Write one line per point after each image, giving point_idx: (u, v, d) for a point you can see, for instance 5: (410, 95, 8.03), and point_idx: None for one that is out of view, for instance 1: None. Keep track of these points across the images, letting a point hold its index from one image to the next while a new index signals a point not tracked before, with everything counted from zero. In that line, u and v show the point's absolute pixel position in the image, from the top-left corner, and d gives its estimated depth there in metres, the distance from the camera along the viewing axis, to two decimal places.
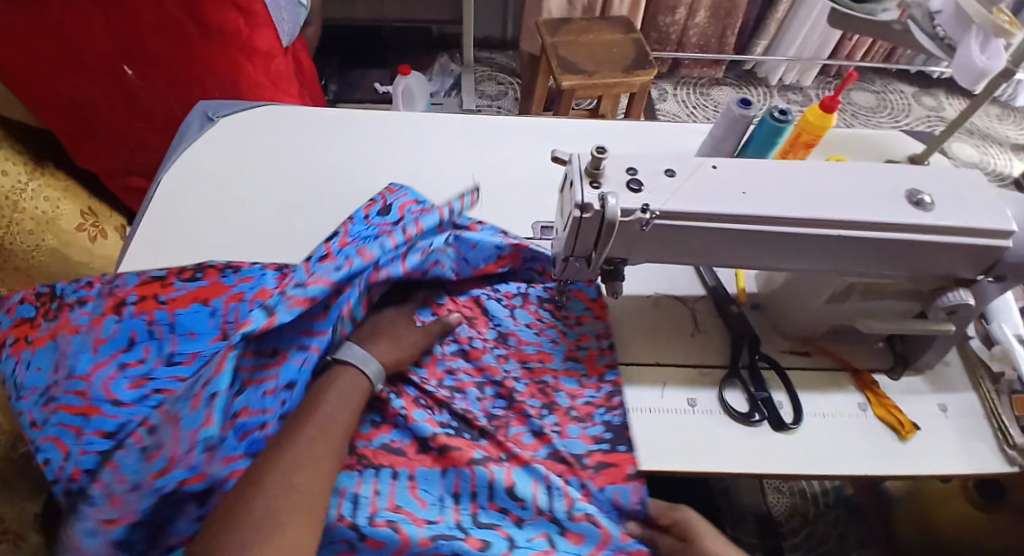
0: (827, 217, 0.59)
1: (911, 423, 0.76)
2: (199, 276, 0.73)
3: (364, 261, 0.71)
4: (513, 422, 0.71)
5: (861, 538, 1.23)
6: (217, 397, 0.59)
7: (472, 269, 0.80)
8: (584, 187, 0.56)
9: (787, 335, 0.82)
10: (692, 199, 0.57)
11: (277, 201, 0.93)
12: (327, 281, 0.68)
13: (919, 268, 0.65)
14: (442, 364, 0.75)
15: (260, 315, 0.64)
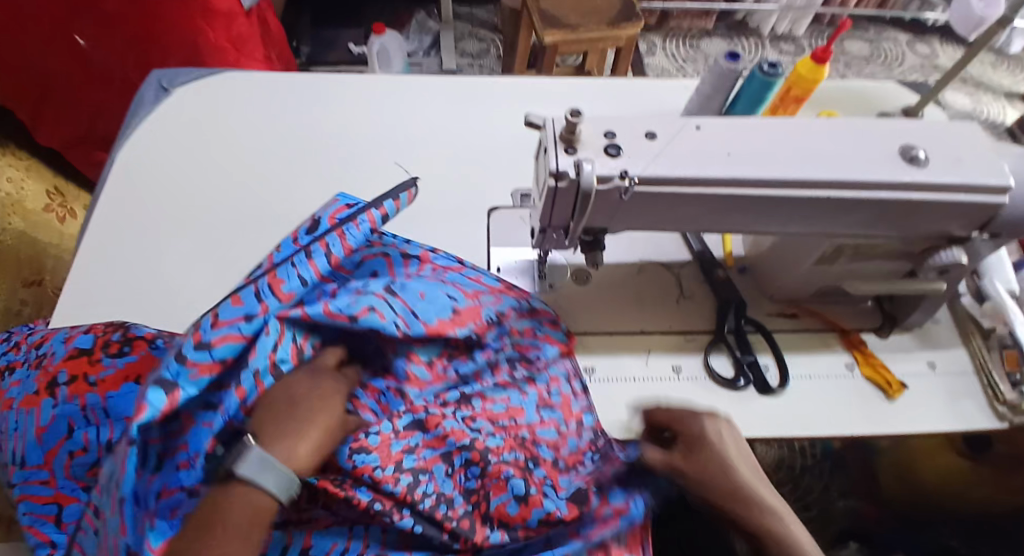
0: (817, 177, 0.56)
1: (899, 382, 0.76)
2: (127, 347, 0.58)
3: (280, 302, 0.52)
4: (494, 483, 0.56)
5: (843, 488, 1.27)
6: (127, 499, 0.42)
7: (422, 323, 0.58)
8: (559, 154, 0.53)
9: (774, 297, 0.80)
10: (674, 163, 0.54)
11: (246, 176, 0.90)
12: (236, 337, 0.48)
13: (910, 228, 0.63)
14: (395, 445, 0.52)
15: (153, 392, 0.43)
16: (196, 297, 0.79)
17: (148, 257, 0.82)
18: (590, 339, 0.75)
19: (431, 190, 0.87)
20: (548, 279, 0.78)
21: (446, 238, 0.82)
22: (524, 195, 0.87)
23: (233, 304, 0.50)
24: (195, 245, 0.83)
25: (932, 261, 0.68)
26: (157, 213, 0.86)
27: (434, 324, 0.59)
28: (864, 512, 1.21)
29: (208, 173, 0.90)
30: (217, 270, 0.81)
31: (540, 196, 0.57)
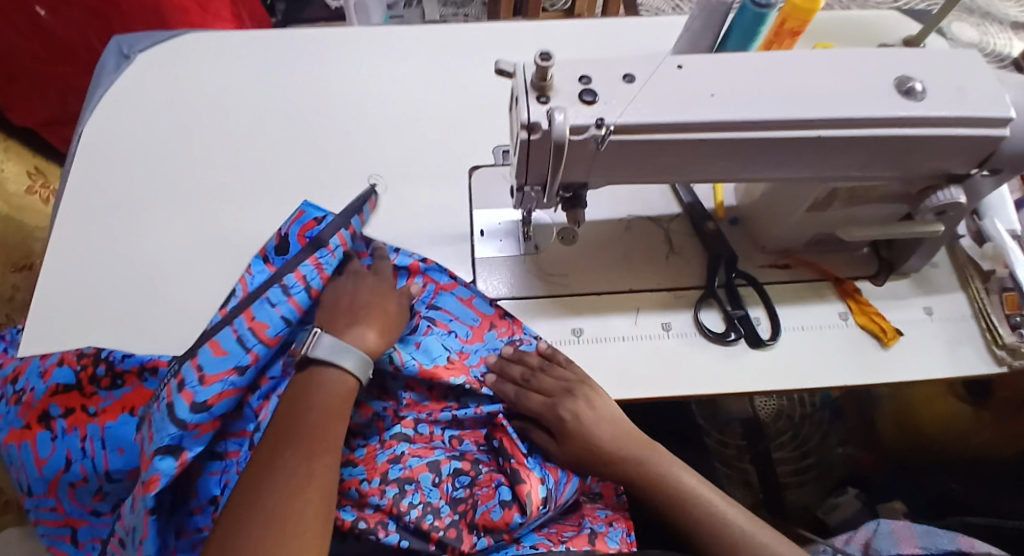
0: (808, 117, 0.53)
1: (894, 329, 0.74)
2: (119, 381, 0.63)
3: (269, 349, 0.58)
4: (481, 493, 0.61)
5: (843, 437, 1.27)
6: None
7: (417, 368, 0.64)
8: (529, 103, 0.50)
9: (766, 248, 0.77)
10: (653, 106, 0.50)
11: (217, 146, 0.86)
12: (231, 392, 0.56)
13: (905, 168, 0.60)
14: (381, 456, 0.62)
15: (160, 461, 0.51)
16: (174, 274, 0.76)
17: (122, 234, 0.80)
18: (576, 299, 0.73)
19: (409, 151, 0.84)
20: (532, 239, 0.76)
21: (426, 201, 0.79)
22: (505, 151, 0.83)
23: (217, 355, 0.55)
24: (169, 220, 0.80)
25: (927, 203, 0.65)
26: (127, 189, 0.83)
27: (430, 366, 0.64)
28: (862, 460, 1.23)
29: (177, 145, 0.86)
30: (193, 245, 0.78)
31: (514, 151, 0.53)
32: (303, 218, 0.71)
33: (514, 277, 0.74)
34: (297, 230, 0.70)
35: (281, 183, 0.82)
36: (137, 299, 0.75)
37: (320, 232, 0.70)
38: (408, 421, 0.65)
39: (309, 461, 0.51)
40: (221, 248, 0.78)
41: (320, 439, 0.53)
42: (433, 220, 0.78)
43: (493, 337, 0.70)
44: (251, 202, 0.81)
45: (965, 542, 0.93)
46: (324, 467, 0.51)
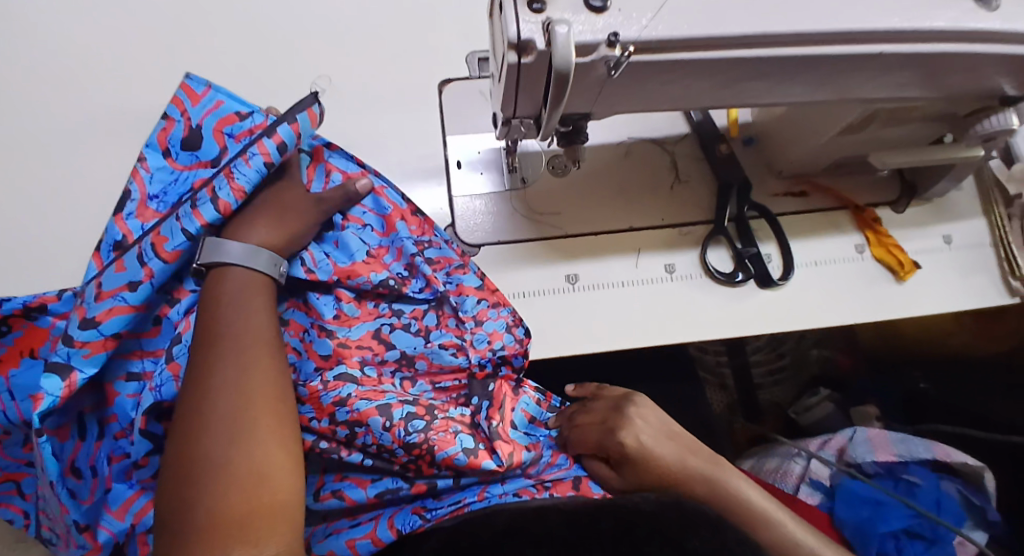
0: (867, 30, 0.41)
1: (911, 262, 0.68)
2: (4, 327, 0.52)
3: (166, 265, 0.51)
4: (438, 438, 0.53)
5: (818, 339, 1.24)
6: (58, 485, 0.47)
7: (332, 266, 0.58)
8: (519, 12, 0.37)
9: (783, 174, 0.69)
10: (681, 18, 0.38)
11: (116, 52, 0.68)
12: (124, 309, 0.49)
13: (960, 87, 0.50)
14: (326, 397, 0.53)
15: (49, 382, 0.46)
16: (88, 222, 0.64)
17: (14, 173, 0.64)
18: (571, 241, 0.64)
19: (362, 59, 0.68)
20: (518, 170, 0.65)
21: (389, 124, 0.66)
22: (481, 58, 0.68)
23: (117, 272, 0.49)
24: (70, 153, 0.65)
25: (976, 130, 0.56)
26: (8, 112, 0.66)
27: (346, 265, 0.58)
28: (838, 360, 1.23)
29: (63, 51, 0.68)
30: (107, 185, 0.65)
31: (499, 76, 0.42)
32: (222, 110, 0.56)
33: (499, 216, 0.64)
34: (213, 123, 0.56)
35: None
36: (47, 254, 0.62)
37: (242, 130, 0.56)
38: (349, 355, 0.56)
39: (242, 362, 0.47)
40: None
41: (249, 338, 0.48)
42: (400, 149, 0.66)
43: (405, 228, 0.61)
44: None
45: (942, 451, 0.91)
46: (261, 361, 0.48)
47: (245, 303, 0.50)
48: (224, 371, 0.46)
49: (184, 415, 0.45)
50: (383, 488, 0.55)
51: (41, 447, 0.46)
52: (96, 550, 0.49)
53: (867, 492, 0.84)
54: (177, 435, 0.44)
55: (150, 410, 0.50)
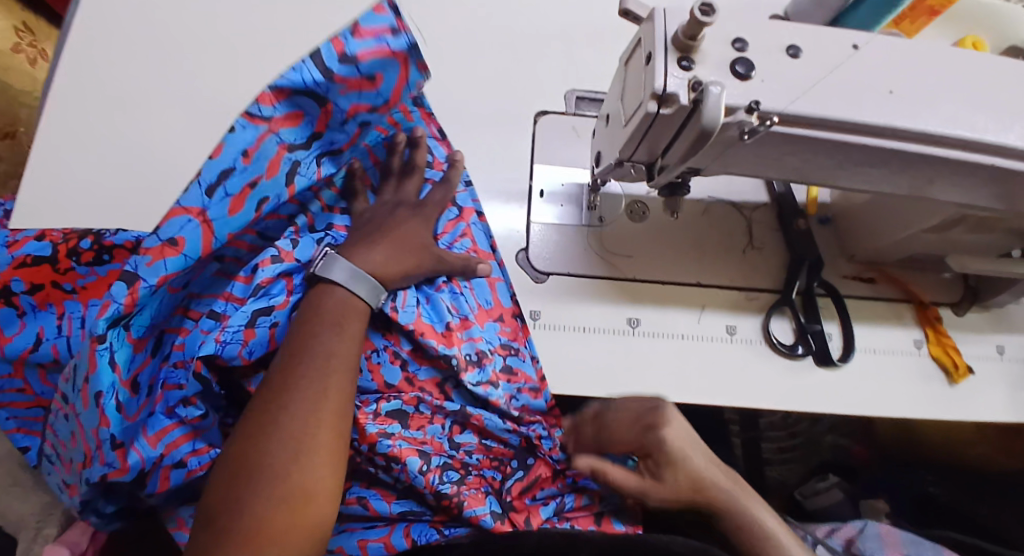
0: (990, 139, 0.43)
1: (966, 366, 0.68)
2: (105, 257, 0.57)
3: (211, 159, 0.49)
4: (469, 495, 0.54)
5: (832, 423, 1.21)
6: (104, 397, 0.49)
7: (415, 319, 0.56)
8: (668, 67, 0.39)
9: (855, 258, 0.70)
10: (821, 100, 0.40)
11: (238, 34, 0.71)
12: (178, 215, 0.49)
13: None
14: (372, 426, 0.54)
15: (120, 288, 0.48)
16: (176, 185, 0.65)
17: (115, 125, 0.66)
18: (637, 286, 0.65)
19: (464, 77, 0.70)
20: (597, 209, 0.67)
21: (480, 143, 0.68)
22: (579, 97, 0.71)
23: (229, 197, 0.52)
24: (173, 118, 0.67)
25: None
26: (123, 70, 0.68)
27: (428, 324, 0.56)
28: (850, 449, 1.19)
29: (189, 25, 0.71)
30: (200, 153, 0.66)
31: (628, 121, 0.43)
32: None
33: (573, 250, 0.66)
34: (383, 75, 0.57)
35: None
36: (129, 209, 0.63)
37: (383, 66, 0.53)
38: (410, 393, 0.56)
39: (323, 380, 0.47)
40: None
41: (335, 361, 0.48)
42: (487, 169, 0.67)
43: (495, 329, 0.59)
44: None
45: None
46: (340, 386, 0.48)
47: (337, 327, 0.50)
48: (304, 386, 0.46)
49: (256, 414, 0.46)
50: (410, 511, 0.55)
51: (97, 352, 0.48)
52: (120, 471, 0.49)
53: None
54: (243, 435, 0.45)
55: (205, 357, 0.51)
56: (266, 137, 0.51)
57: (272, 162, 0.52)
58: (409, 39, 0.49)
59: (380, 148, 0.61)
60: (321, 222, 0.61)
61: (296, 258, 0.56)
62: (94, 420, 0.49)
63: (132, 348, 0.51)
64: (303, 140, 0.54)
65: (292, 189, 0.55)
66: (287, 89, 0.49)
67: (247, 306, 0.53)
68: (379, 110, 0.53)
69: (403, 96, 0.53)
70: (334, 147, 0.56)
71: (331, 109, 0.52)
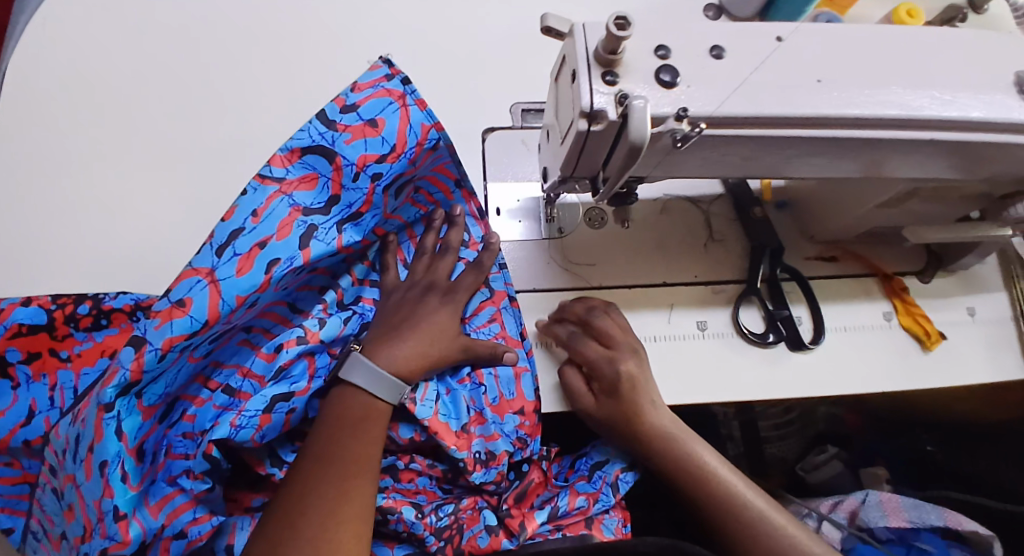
0: (923, 118, 0.43)
1: (938, 333, 0.69)
2: (104, 321, 0.58)
3: (221, 222, 0.49)
4: (467, 515, 0.59)
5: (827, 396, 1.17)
6: (110, 465, 0.47)
7: (429, 413, 0.57)
8: (592, 84, 0.38)
9: (815, 239, 0.70)
10: (750, 98, 0.39)
11: (183, 82, 0.70)
12: (190, 274, 0.47)
13: (1000, 172, 0.52)
14: None
15: (126, 353, 0.46)
16: (150, 246, 0.65)
17: (74, 195, 0.66)
18: (603, 293, 0.65)
19: None
20: (556, 220, 0.67)
21: None
22: (524, 110, 0.70)
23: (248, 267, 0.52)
24: (135, 180, 0.67)
25: (1011, 212, 0.58)
26: (77, 136, 0.68)
27: (444, 422, 0.58)
28: (846, 419, 1.17)
29: (135, 79, 0.70)
30: (170, 213, 0.66)
31: (563, 139, 0.43)
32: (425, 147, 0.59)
33: (535, 264, 0.66)
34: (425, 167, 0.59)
35: (265, 139, 0.69)
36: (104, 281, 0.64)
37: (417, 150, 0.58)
38: (402, 453, 0.60)
39: (342, 482, 0.50)
40: (190, 221, 0.66)
41: (358, 464, 0.51)
42: None
43: (514, 422, 0.59)
44: (229, 161, 0.68)
45: (954, 518, 0.89)
46: (356, 489, 0.50)
47: (361, 431, 0.52)
48: (326, 484, 0.49)
49: (285, 499, 0.49)
50: (411, 550, 0.57)
51: (104, 421, 0.47)
52: (121, 544, 0.47)
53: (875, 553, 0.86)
54: (267, 533, 0.48)
55: (218, 439, 0.51)
56: (276, 197, 0.51)
57: (284, 224, 0.51)
58: (402, 81, 0.53)
59: (418, 225, 0.63)
60: (350, 297, 0.62)
61: (321, 339, 0.57)
62: (95, 493, 0.47)
63: (143, 415, 0.51)
64: (321, 205, 0.54)
65: (307, 251, 0.51)
66: (298, 150, 0.51)
67: (267, 389, 0.54)
68: (388, 159, 0.53)
69: (409, 141, 0.53)
70: (354, 212, 0.55)
71: (341, 164, 0.53)
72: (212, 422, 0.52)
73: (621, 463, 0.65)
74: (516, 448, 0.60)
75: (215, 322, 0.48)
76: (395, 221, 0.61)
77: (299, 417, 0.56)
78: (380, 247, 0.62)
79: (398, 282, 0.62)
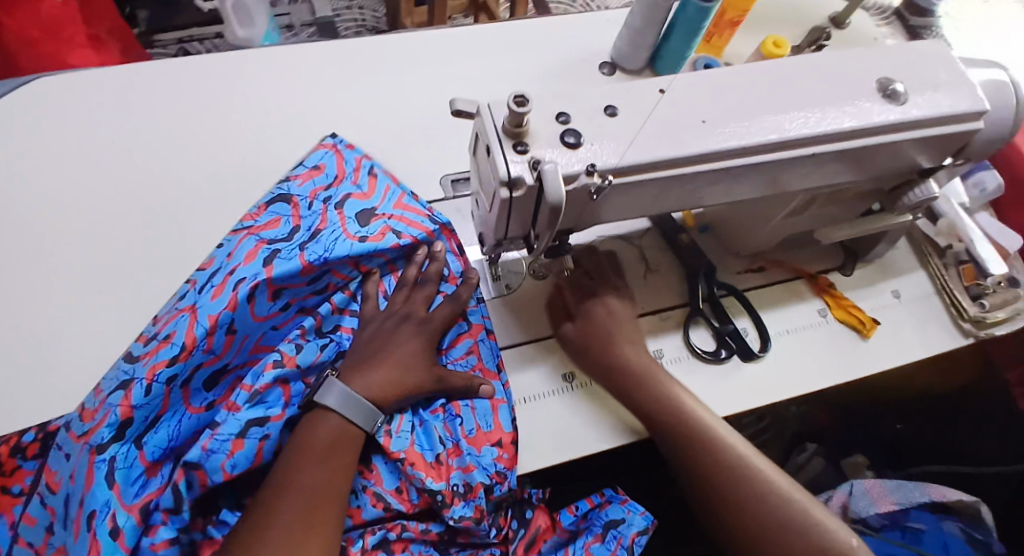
0: (802, 137, 0.49)
1: (871, 319, 0.74)
2: (50, 443, 0.57)
3: (202, 271, 0.59)
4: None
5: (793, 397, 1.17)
6: (97, 516, 0.48)
7: (405, 444, 0.58)
8: (506, 155, 0.42)
9: (741, 254, 0.75)
10: (648, 146, 0.44)
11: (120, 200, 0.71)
12: (176, 314, 0.56)
13: (881, 169, 0.58)
14: None
15: (119, 392, 0.53)
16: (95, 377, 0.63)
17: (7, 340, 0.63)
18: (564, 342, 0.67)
19: None
20: (501, 279, 0.70)
21: None
22: (453, 181, 0.75)
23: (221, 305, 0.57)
24: (91, 258, 0.68)
25: (902, 202, 0.64)
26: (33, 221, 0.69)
27: (421, 453, 0.58)
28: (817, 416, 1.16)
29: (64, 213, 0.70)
30: (114, 331, 0.65)
31: (490, 207, 0.46)
32: (384, 185, 0.67)
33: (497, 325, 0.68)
34: (390, 203, 0.65)
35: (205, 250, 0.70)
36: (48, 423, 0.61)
37: (371, 185, 0.66)
38: (392, 522, 0.59)
39: (305, 523, 0.49)
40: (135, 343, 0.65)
41: (325, 491, 0.52)
42: None
43: (491, 454, 0.59)
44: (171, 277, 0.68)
45: (938, 492, 0.93)
46: None
47: (329, 459, 0.53)
48: (281, 525, 0.49)
49: (250, 518, 0.50)
50: None
51: (95, 465, 0.50)
52: None
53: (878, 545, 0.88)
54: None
55: (187, 464, 0.52)
56: (246, 238, 0.60)
57: (249, 254, 0.58)
58: (335, 138, 0.69)
59: (399, 261, 0.66)
60: (329, 325, 0.64)
61: (297, 364, 0.59)
62: (81, 552, 0.47)
63: (147, 473, 0.52)
64: (284, 236, 0.60)
65: (269, 270, 0.57)
66: (263, 204, 0.63)
67: (241, 412, 0.55)
68: (332, 186, 0.65)
69: (346, 168, 0.67)
70: (313, 232, 0.61)
71: (297, 201, 0.63)
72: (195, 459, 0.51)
73: (638, 526, 0.66)
74: (494, 482, 0.58)
75: (192, 347, 0.54)
76: (378, 258, 0.64)
77: (273, 446, 0.57)
78: (361, 279, 0.65)
79: (376, 312, 0.64)
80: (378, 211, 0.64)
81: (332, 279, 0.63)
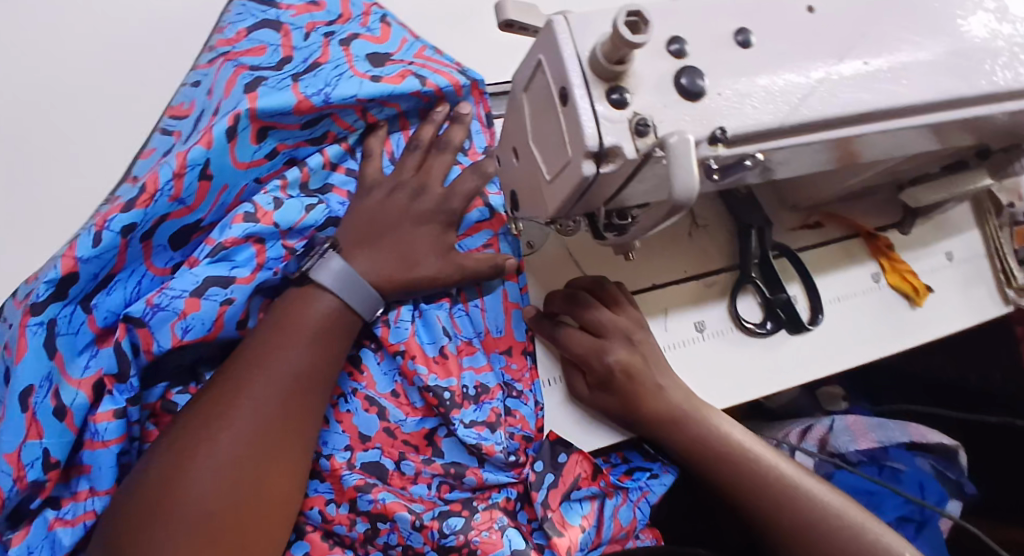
0: (969, 98, 0.35)
1: (925, 287, 0.66)
2: None
3: (185, 119, 0.49)
4: (483, 539, 0.48)
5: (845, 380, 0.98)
6: (31, 390, 0.39)
7: (408, 336, 0.51)
8: (595, 102, 0.27)
9: (798, 207, 0.64)
10: (780, 105, 0.30)
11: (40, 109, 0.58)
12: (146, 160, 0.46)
13: (999, 133, 0.46)
14: (348, 478, 0.48)
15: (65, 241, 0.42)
16: None
17: None
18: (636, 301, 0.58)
19: None
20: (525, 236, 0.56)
21: None
22: None
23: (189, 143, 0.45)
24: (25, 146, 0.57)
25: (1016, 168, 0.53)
26: None
27: (426, 347, 0.51)
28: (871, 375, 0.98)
29: None
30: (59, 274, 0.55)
31: (552, 176, 0.32)
32: (401, 33, 0.54)
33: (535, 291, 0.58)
34: (414, 51, 0.53)
35: None
36: None
37: (383, 24, 0.53)
38: (391, 447, 0.50)
39: (274, 439, 0.42)
40: None
41: (307, 378, 0.45)
42: None
43: (502, 361, 0.54)
44: None
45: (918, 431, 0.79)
46: None
47: (317, 345, 0.45)
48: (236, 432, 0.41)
49: (213, 390, 0.43)
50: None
51: (29, 329, 0.39)
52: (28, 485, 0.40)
53: (853, 480, 0.75)
54: (175, 440, 0.41)
55: (136, 322, 0.42)
56: (223, 65, 0.47)
57: (229, 81, 0.46)
58: None
59: (414, 118, 0.54)
60: (318, 182, 0.52)
61: (274, 222, 0.47)
62: (16, 436, 0.40)
63: (96, 341, 0.42)
64: (273, 64, 0.48)
65: (254, 96, 0.44)
66: (245, 30, 0.49)
67: (201, 268, 0.44)
68: (337, 22, 0.52)
69: (354, 10, 0.53)
70: (311, 64, 0.48)
71: (289, 30, 0.50)
72: (151, 320, 0.42)
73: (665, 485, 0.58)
74: (507, 390, 0.54)
75: (154, 190, 0.42)
76: (390, 108, 0.52)
77: (238, 312, 0.46)
78: (364, 133, 0.53)
79: (381, 177, 0.52)
80: (395, 57, 0.51)
81: (333, 127, 0.50)
